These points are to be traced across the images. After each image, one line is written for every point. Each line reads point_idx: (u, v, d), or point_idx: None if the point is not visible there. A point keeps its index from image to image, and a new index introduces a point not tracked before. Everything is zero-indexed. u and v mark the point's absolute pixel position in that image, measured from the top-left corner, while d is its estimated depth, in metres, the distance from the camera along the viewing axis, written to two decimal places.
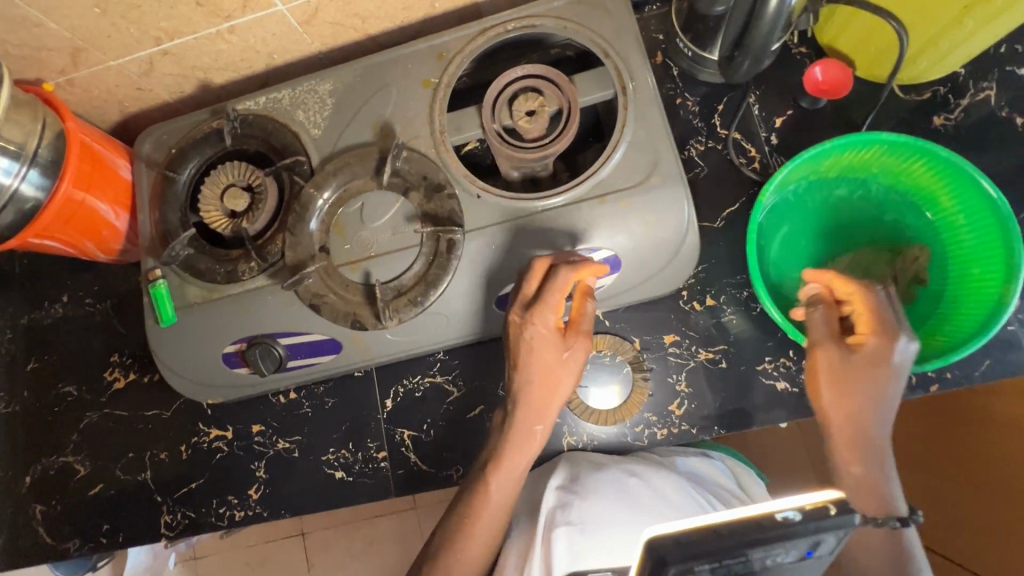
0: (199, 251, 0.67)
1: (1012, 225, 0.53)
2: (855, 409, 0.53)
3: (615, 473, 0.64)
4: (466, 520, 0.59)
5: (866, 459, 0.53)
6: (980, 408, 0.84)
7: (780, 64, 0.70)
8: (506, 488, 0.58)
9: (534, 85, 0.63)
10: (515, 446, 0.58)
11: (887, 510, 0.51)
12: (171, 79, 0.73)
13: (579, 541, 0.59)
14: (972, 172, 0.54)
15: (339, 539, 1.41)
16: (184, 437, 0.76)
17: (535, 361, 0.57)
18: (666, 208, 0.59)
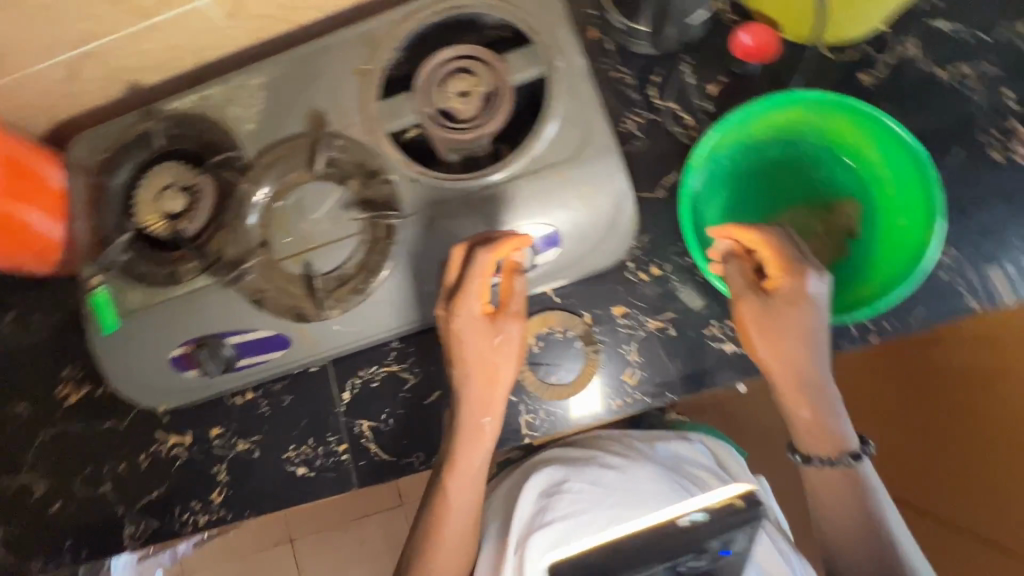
0: (138, 256, 0.65)
1: (931, 175, 0.55)
2: (786, 351, 0.56)
3: (589, 473, 0.73)
4: (430, 519, 0.62)
5: (811, 400, 0.56)
6: None
7: (711, 33, 0.71)
8: (466, 485, 0.61)
9: (465, 65, 0.63)
10: (466, 444, 0.61)
11: (840, 449, 0.57)
12: (99, 81, 0.71)
13: (554, 535, 0.66)
14: (891, 125, 0.56)
15: (327, 543, 1.40)
16: (142, 446, 0.75)
17: (471, 354, 0.59)
18: (601, 179, 0.59)
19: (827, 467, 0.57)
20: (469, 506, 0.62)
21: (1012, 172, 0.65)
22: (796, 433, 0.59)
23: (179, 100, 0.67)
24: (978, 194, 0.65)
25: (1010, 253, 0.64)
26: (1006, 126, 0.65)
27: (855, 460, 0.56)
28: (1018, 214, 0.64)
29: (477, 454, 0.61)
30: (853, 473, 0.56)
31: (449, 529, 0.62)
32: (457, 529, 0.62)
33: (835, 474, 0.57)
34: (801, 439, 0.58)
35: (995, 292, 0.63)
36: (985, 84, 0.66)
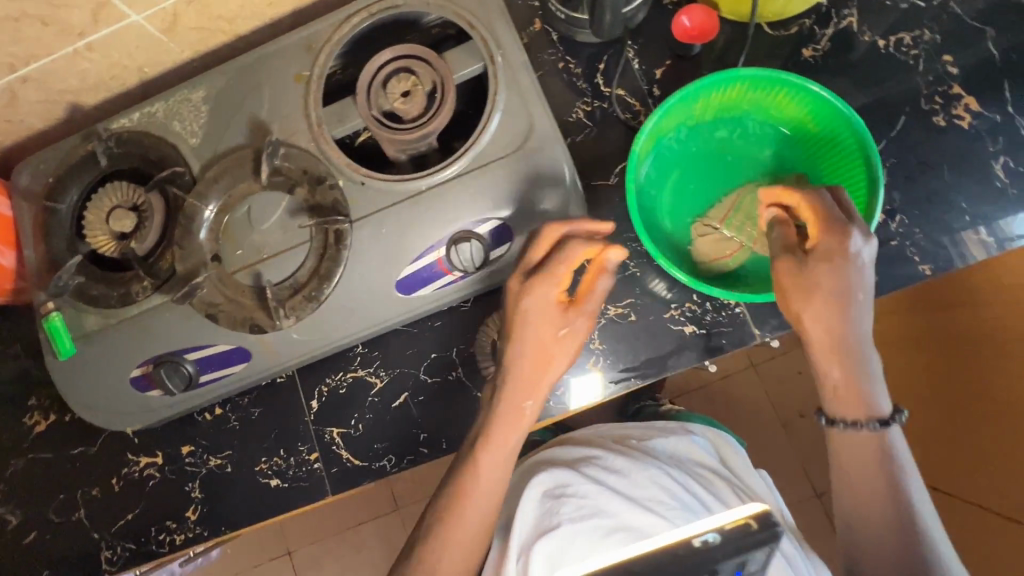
0: (91, 278, 0.65)
1: (868, 140, 0.55)
2: (829, 308, 0.53)
3: (594, 473, 0.69)
4: (442, 509, 0.57)
5: (843, 363, 0.53)
6: (971, 325, 0.82)
7: (653, 16, 0.71)
8: (491, 467, 0.58)
9: (405, 66, 0.62)
10: (503, 423, 0.58)
11: (868, 414, 0.53)
12: (41, 105, 0.70)
13: (563, 541, 0.62)
14: (825, 94, 0.57)
15: (328, 552, 1.39)
16: (113, 469, 0.75)
17: (530, 334, 0.57)
18: (547, 169, 0.60)
19: (854, 430, 0.53)
20: (486, 505, 0.58)
21: (958, 137, 0.64)
22: (827, 397, 0.55)
23: (123, 119, 0.66)
24: (926, 160, 0.64)
25: (963, 219, 0.63)
26: (949, 92, 0.65)
27: (885, 427, 0.53)
28: (967, 179, 0.64)
29: (511, 438, 0.58)
30: (881, 440, 0.53)
31: (458, 531, 0.57)
32: (467, 536, 0.57)
33: (863, 437, 0.53)
34: (833, 401, 0.55)
35: (952, 258, 0.63)
36: (926, 51, 0.66)
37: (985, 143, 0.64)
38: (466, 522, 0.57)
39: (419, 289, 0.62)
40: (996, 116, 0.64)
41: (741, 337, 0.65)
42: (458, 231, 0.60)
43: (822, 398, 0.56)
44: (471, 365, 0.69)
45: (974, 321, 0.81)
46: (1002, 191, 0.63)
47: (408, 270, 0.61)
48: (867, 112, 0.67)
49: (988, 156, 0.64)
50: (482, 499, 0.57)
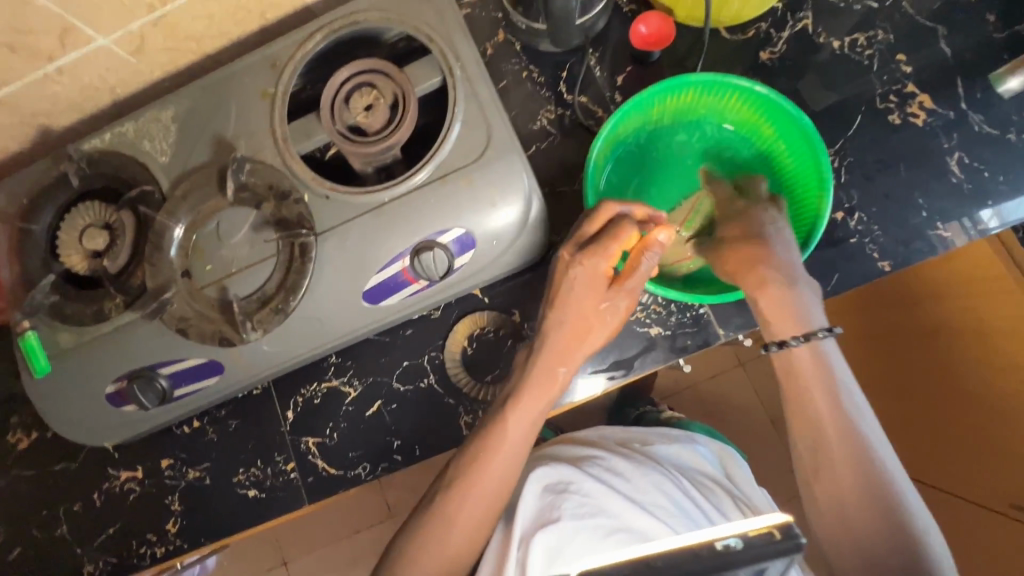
0: (66, 296, 0.66)
1: (819, 141, 0.57)
2: (750, 238, 0.57)
3: (596, 472, 0.68)
4: (466, 462, 0.59)
5: (767, 280, 0.56)
6: (936, 323, 0.84)
7: (612, 24, 0.73)
8: (519, 431, 0.59)
9: (366, 80, 0.63)
10: (537, 385, 0.59)
11: (797, 329, 0.55)
12: (16, 128, 0.71)
13: (562, 536, 0.61)
14: (776, 98, 0.59)
15: (323, 562, 1.39)
16: (95, 484, 0.75)
17: (568, 303, 0.59)
18: (506, 178, 0.61)
19: (785, 347, 0.55)
20: (487, 498, 0.58)
21: (913, 135, 0.65)
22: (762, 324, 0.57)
23: (94, 139, 0.68)
24: (882, 158, 0.66)
25: (921, 215, 0.64)
26: (903, 90, 0.66)
27: (820, 337, 0.54)
28: (923, 176, 0.65)
29: (541, 404, 0.60)
30: (816, 352, 0.54)
31: (466, 505, 0.58)
32: (470, 517, 0.58)
33: (806, 352, 0.54)
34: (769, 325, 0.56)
35: (910, 254, 0.64)
36: (880, 51, 0.68)
37: (940, 140, 0.65)
38: (479, 489, 0.58)
39: (386, 298, 0.64)
40: (950, 112, 0.65)
41: (705, 337, 0.66)
42: (421, 241, 0.61)
43: (763, 328, 0.57)
44: (442, 372, 0.70)
45: (935, 318, 0.84)
46: (957, 187, 0.64)
47: (374, 280, 0.62)
48: (824, 113, 0.68)
49: (943, 152, 0.65)
50: (507, 462, 0.59)
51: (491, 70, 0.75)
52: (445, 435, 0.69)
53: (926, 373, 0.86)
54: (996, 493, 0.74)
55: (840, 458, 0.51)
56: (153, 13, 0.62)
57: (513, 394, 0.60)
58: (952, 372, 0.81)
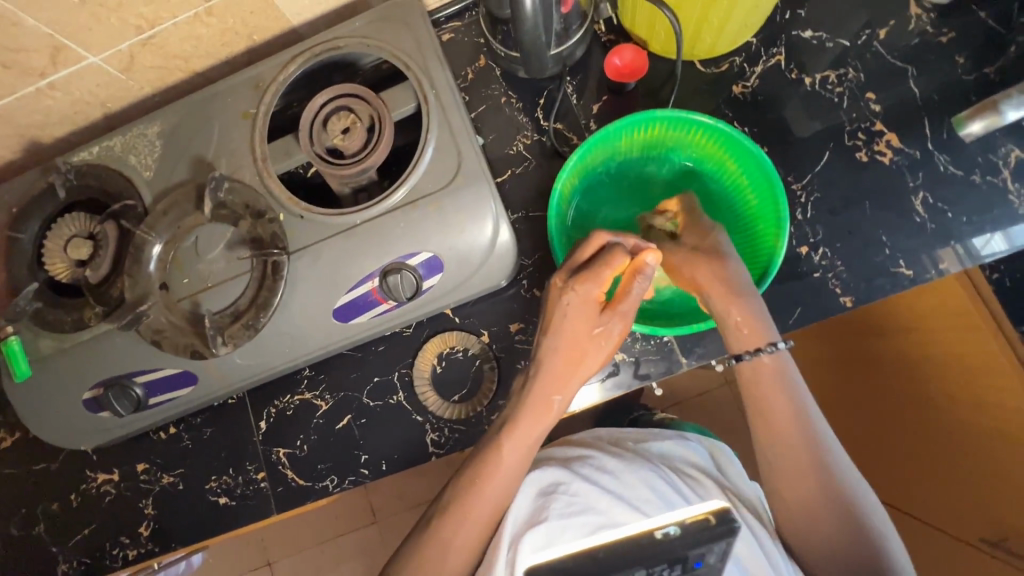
0: (48, 303, 0.68)
1: (776, 180, 0.62)
2: (703, 263, 0.62)
3: (587, 472, 0.66)
4: (471, 478, 0.60)
5: (739, 301, 0.59)
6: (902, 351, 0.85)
7: (590, 54, 0.75)
8: (517, 452, 0.60)
9: (342, 104, 0.65)
10: (533, 412, 0.61)
11: (762, 338, 0.59)
12: (10, 138, 0.74)
13: (551, 535, 0.59)
14: (738, 136, 0.63)
15: (307, 565, 1.36)
16: (73, 485, 0.77)
17: (566, 327, 0.61)
18: (474, 205, 0.62)
19: (755, 357, 0.59)
20: (481, 523, 0.59)
21: (879, 173, 0.67)
22: (732, 335, 0.60)
23: (83, 152, 0.70)
24: (847, 195, 0.67)
25: (884, 252, 0.65)
26: (872, 128, 0.68)
27: (776, 350, 0.59)
28: (887, 214, 0.66)
29: (541, 425, 0.61)
30: (777, 360, 0.59)
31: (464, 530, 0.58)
32: (467, 539, 0.58)
33: (765, 361, 0.59)
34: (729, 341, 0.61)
35: (872, 290, 0.65)
36: (850, 89, 0.70)
37: (905, 179, 0.66)
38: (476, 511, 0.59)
39: (355, 317, 0.65)
40: (916, 152, 0.67)
41: (668, 366, 0.67)
42: (391, 263, 0.63)
43: (730, 343, 0.61)
44: (410, 389, 0.71)
45: (911, 344, 0.84)
46: (920, 226, 0.65)
47: (344, 299, 0.64)
48: (792, 149, 0.69)
49: (908, 191, 0.66)
50: (505, 480, 0.60)
51: (471, 94, 0.76)
52: (412, 451, 0.70)
53: (904, 400, 0.84)
54: (969, 522, 0.72)
55: (808, 485, 0.55)
56: (142, 34, 0.64)
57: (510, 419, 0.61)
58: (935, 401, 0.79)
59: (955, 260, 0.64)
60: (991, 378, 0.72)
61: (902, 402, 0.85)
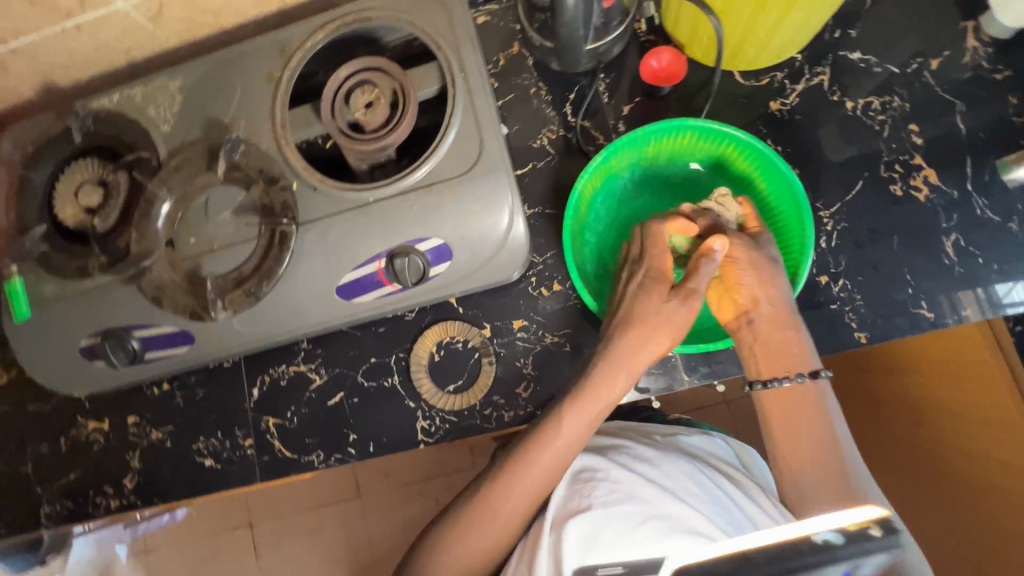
0: (54, 247, 0.68)
1: (805, 203, 0.62)
2: (771, 278, 0.60)
3: (621, 458, 0.59)
4: (525, 448, 0.58)
5: (794, 324, 0.59)
6: (908, 388, 0.83)
7: (627, 53, 0.72)
8: (572, 436, 0.58)
9: (366, 78, 0.64)
10: (597, 387, 0.58)
11: (803, 364, 0.59)
12: (31, 76, 0.73)
13: (595, 526, 0.51)
14: (770, 153, 0.62)
15: (287, 530, 1.37)
16: (63, 429, 0.78)
17: (638, 312, 0.59)
18: (490, 196, 0.61)
19: (788, 382, 0.59)
20: (527, 500, 0.57)
21: (912, 209, 0.65)
22: (754, 361, 0.61)
23: (102, 99, 0.69)
24: (876, 229, 0.65)
25: (906, 291, 0.63)
26: (910, 161, 0.66)
27: (815, 378, 0.58)
28: (914, 252, 0.64)
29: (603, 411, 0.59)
30: (807, 388, 0.58)
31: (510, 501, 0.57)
32: (512, 513, 0.58)
33: (807, 387, 0.58)
34: (759, 362, 0.60)
35: (889, 329, 0.62)
36: (893, 117, 0.67)
37: (939, 219, 0.64)
38: (518, 492, 0.57)
39: (359, 295, 0.64)
40: (954, 192, 0.64)
41: (668, 382, 0.66)
42: (400, 246, 0.61)
43: (748, 367, 0.61)
44: (406, 374, 0.71)
45: (921, 384, 0.81)
46: (948, 269, 0.63)
47: (349, 276, 0.63)
48: (824, 173, 0.67)
49: (940, 232, 0.64)
50: (559, 455, 0.57)
51: (501, 81, 0.74)
52: (400, 436, 0.70)
53: (909, 444, 0.82)
54: (946, 561, 0.72)
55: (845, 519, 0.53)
56: None
57: (573, 399, 0.58)
58: (932, 440, 0.78)
59: (976, 308, 0.62)
60: (994, 424, 0.70)
61: (909, 446, 0.82)
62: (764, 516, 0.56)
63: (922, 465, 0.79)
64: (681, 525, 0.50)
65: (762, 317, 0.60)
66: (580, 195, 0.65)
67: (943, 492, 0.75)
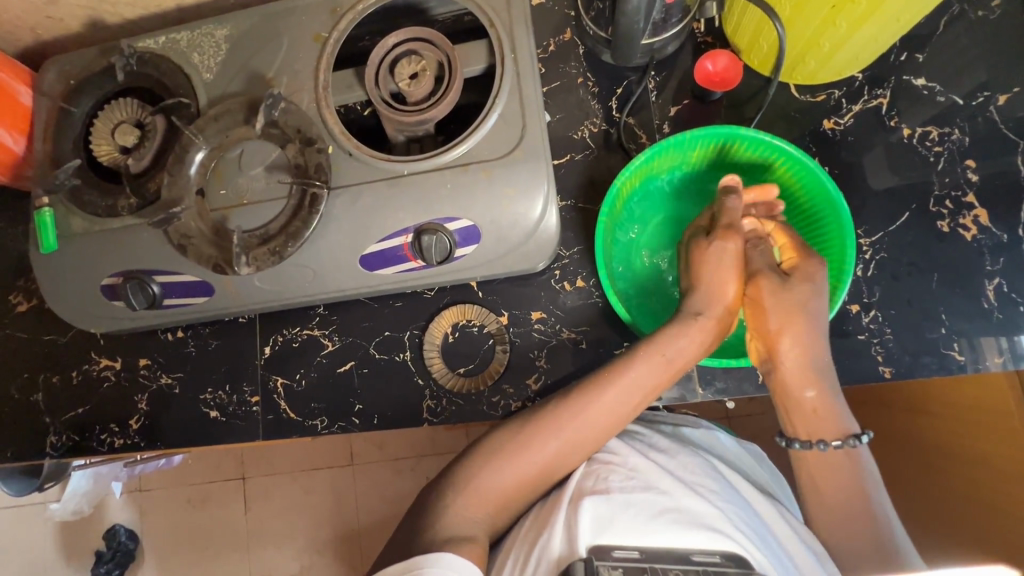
0: (86, 183, 0.68)
1: (849, 231, 0.61)
2: (791, 324, 0.59)
3: (636, 445, 0.58)
4: (590, 382, 0.57)
5: (818, 383, 0.58)
6: (921, 424, 0.82)
7: (682, 53, 0.71)
8: (651, 371, 0.57)
9: (413, 48, 0.62)
10: (679, 327, 0.59)
11: (830, 431, 0.58)
12: (80, 10, 0.72)
13: (612, 509, 0.50)
14: (818, 174, 0.61)
15: (278, 488, 1.38)
16: (76, 364, 0.79)
17: (703, 263, 0.63)
18: (526, 182, 0.60)
19: (806, 446, 0.59)
20: (583, 444, 0.56)
21: (958, 247, 0.63)
22: (788, 416, 0.60)
23: (149, 39, 0.69)
24: (916, 263, 0.63)
25: (939, 330, 0.61)
26: (962, 198, 0.64)
27: (858, 444, 0.57)
28: (953, 292, 0.62)
29: (687, 356, 0.59)
30: (853, 454, 0.57)
31: (581, 420, 0.55)
32: (562, 447, 0.55)
33: (840, 455, 0.58)
34: (790, 418, 0.60)
35: (916, 367, 0.61)
36: (950, 151, 0.65)
37: (983, 261, 0.62)
38: (589, 416, 0.56)
39: (381, 268, 0.63)
40: (1003, 235, 0.62)
41: (682, 393, 0.65)
42: (428, 223, 0.60)
43: (783, 419, 0.61)
44: (418, 351, 0.70)
45: (933, 421, 0.80)
46: (987, 313, 0.61)
47: (374, 248, 0.62)
48: (870, 199, 0.65)
49: (982, 274, 0.62)
50: (629, 395, 0.57)
51: (548, 67, 0.73)
52: (405, 412, 0.69)
53: (923, 484, 0.80)
54: None
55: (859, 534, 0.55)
56: None
57: (653, 339, 0.59)
58: (938, 475, 0.78)
59: (1000, 358, 0.60)
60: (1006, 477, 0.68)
61: (922, 489, 0.81)
62: (778, 519, 0.56)
63: (934, 507, 0.78)
64: (700, 518, 0.50)
65: (781, 372, 0.60)
66: (617, 193, 0.65)
67: (951, 538, 0.74)
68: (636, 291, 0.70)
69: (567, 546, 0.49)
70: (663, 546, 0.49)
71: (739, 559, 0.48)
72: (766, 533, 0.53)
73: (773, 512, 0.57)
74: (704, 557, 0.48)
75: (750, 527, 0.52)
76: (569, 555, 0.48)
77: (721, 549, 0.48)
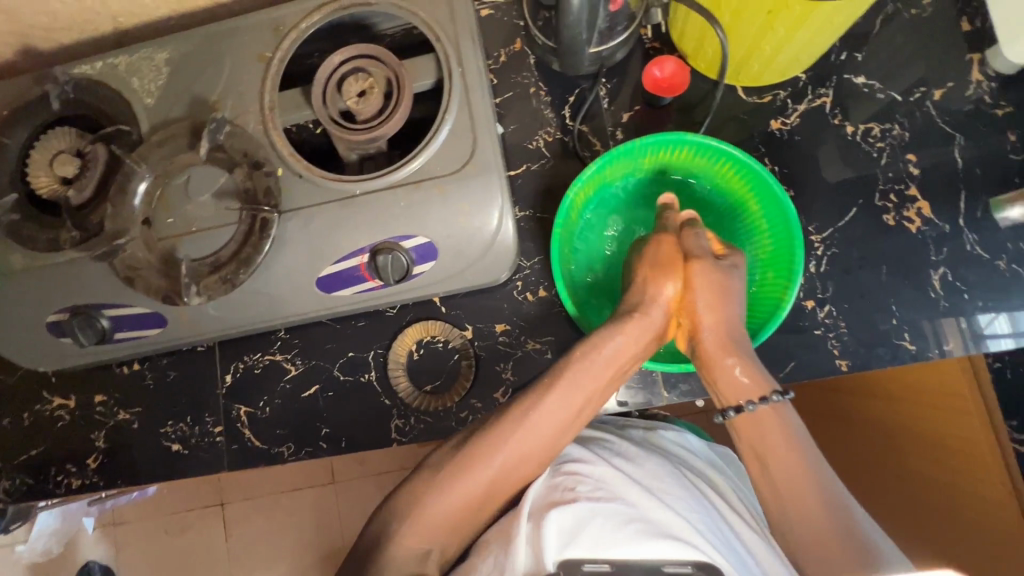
0: (27, 217, 0.65)
1: (796, 233, 0.62)
2: (717, 300, 0.61)
3: (602, 454, 0.58)
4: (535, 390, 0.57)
5: (740, 351, 0.59)
6: (883, 409, 0.84)
7: (632, 59, 0.71)
8: (587, 374, 0.57)
9: (360, 65, 0.61)
10: (613, 325, 0.59)
11: (756, 391, 0.58)
12: (10, 37, 0.69)
13: (579, 518, 0.50)
14: (764, 175, 0.63)
15: (260, 512, 1.35)
16: (27, 404, 0.76)
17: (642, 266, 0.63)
18: (480, 196, 0.60)
19: (738, 412, 0.58)
20: (533, 457, 0.55)
21: (903, 240, 0.65)
22: (718, 391, 0.60)
23: (85, 65, 0.66)
24: (865, 257, 0.65)
25: (891, 321, 0.63)
26: (905, 192, 0.66)
27: (782, 399, 0.58)
28: (901, 283, 0.64)
29: (623, 356, 0.58)
30: (780, 408, 0.58)
31: (524, 431, 0.55)
32: (512, 464, 0.55)
33: (767, 412, 0.58)
34: (720, 392, 0.60)
35: (870, 358, 0.62)
36: (891, 146, 0.67)
37: (928, 252, 0.64)
38: (534, 424, 0.55)
39: (338, 289, 0.63)
40: (945, 226, 0.65)
41: (647, 397, 0.66)
42: (382, 243, 0.60)
43: (715, 395, 0.61)
44: (383, 370, 0.69)
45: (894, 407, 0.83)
46: (933, 301, 0.63)
47: (331, 269, 0.61)
48: (820, 195, 0.67)
49: (928, 264, 0.64)
50: (564, 399, 0.56)
51: (500, 78, 0.73)
52: (374, 432, 0.68)
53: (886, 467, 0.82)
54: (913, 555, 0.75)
55: (824, 525, 0.51)
56: None
57: (590, 338, 0.58)
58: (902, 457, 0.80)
59: (958, 341, 0.62)
60: (976, 462, 0.72)
61: (884, 472, 0.82)
62: (748, 528, 0.57)
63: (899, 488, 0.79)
64: (669, 530, 0.50)
65: (704, 344, 0.61)
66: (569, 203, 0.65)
67: (915, 518, 0.76)
68: (591, 300, 0.70)
69: (534, 560, 0.48)
70: (632, 560, 0.49)
71: (710, 568, 0.48)
72: (734, 542, 0.54)
73: (740, 519, 0.58)
74: (676, 569, 0.48)
75: (716, 535, 0.52)
76: (537, 569, 0.47)
77: (691, 559, 0.49)
